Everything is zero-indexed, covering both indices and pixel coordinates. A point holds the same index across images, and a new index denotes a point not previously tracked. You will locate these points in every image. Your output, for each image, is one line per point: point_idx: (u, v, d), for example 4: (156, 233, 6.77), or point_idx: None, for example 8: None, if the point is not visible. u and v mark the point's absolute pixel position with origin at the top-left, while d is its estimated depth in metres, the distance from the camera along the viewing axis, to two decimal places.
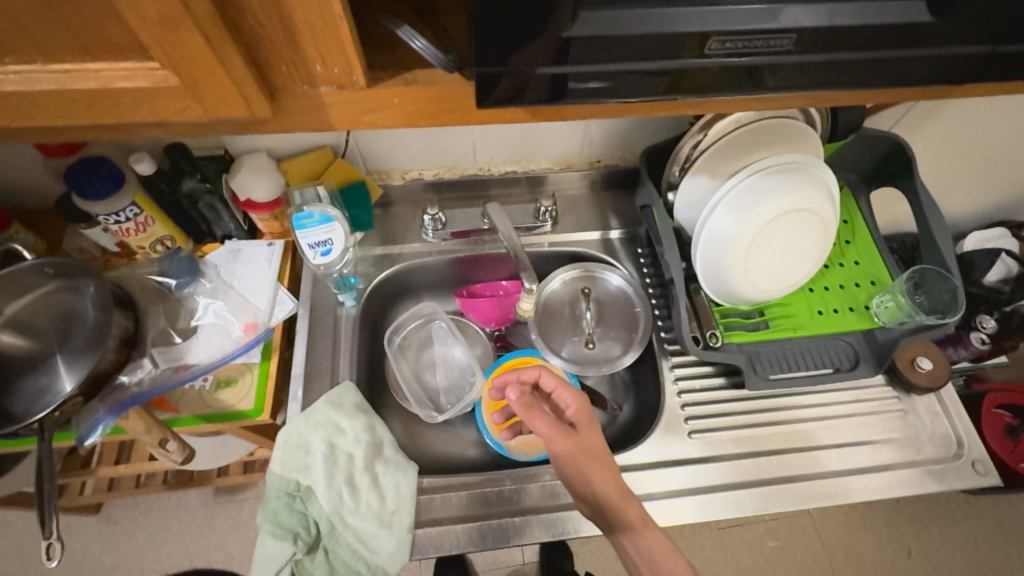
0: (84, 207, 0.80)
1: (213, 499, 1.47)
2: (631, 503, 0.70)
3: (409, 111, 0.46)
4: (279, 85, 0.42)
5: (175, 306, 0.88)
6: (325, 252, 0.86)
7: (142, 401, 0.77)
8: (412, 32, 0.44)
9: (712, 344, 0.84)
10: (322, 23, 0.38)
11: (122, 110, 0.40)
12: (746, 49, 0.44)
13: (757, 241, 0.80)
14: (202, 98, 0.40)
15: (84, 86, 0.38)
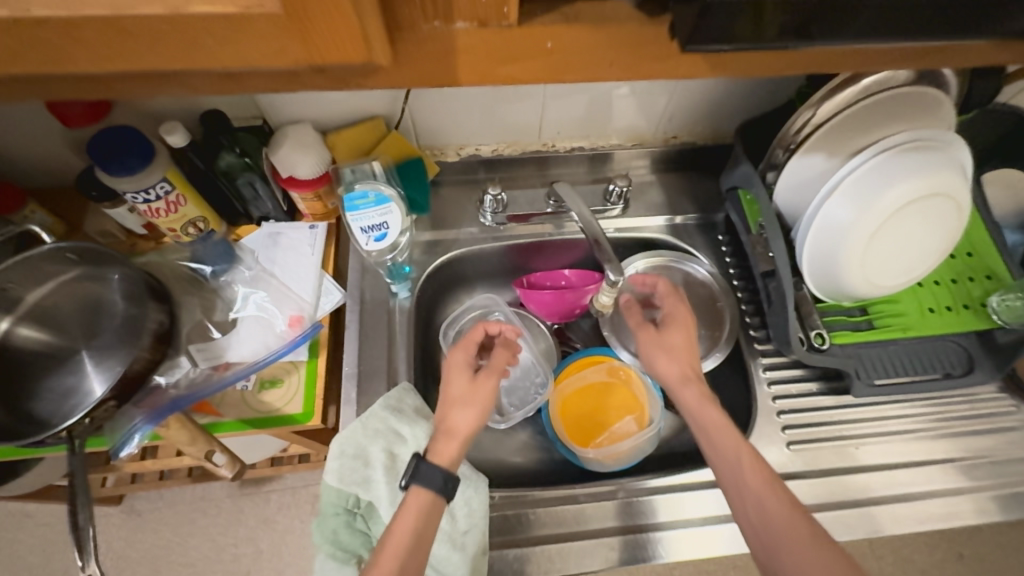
0: (109, 184, 0.70)
1: (239, 491, 1.40)
2: (692, 385, 0.72)
3: (551, 67, 0.42)
4: (402, 22, 0.38)
5: (210, 296, 0.79)
6: (381, 237, 0.77)
7: (182, 406, 0.68)
8: None
9: (817, 346, 0.75)
10: None
11: (200, 47, 0.35)
12: None
13: (882, 230, 0.70)
14: (307, 30, 0.34)
15: (148, 11, 0.33)
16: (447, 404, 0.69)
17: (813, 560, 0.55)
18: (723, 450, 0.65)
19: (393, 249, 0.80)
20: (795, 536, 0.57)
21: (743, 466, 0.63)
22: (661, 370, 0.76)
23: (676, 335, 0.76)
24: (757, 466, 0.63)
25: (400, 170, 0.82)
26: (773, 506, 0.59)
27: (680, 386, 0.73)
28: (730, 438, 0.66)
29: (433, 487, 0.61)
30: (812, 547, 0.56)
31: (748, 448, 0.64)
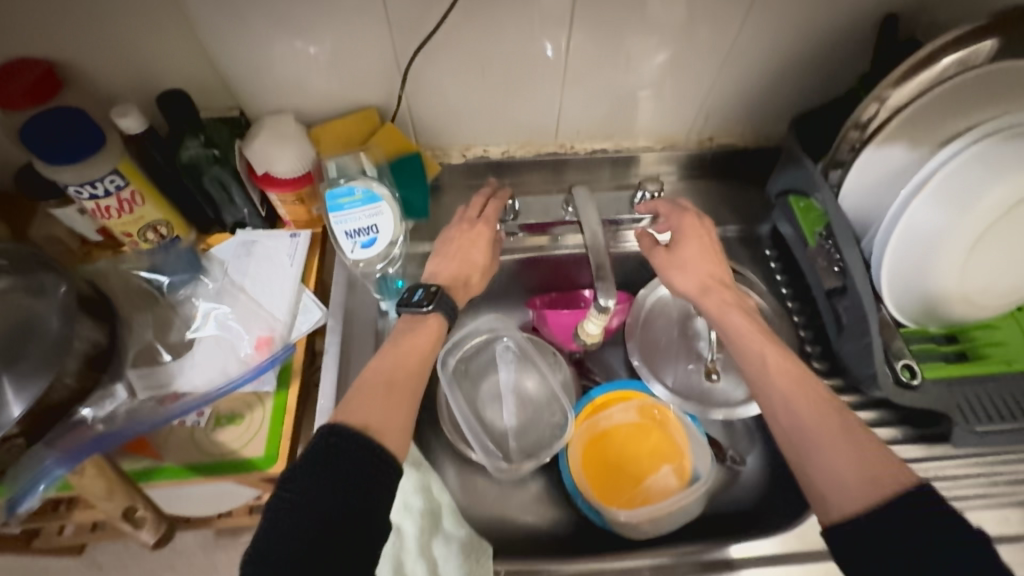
0: (48, 175, 0.59)
1: (213, 543, 1.16)
2: (717, 291, 0.60)
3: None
4: None
5: (167, 313, 0.67)
6: (368, 241, 0.64)
7: (107, 446, 0.56)
8: None
9: (907, 381, 0.60)
10: None
11: None
12: None
13: (986, 235, 0.56)
14: None
15: None
16: (456, 269, 0.66)
17: (860, 450, 0.45)
18: (747, 356, 0.54)
19: (387, 257, 0.67)
20: (831, 424, 0.47)
21: (768, 362, 0.53)
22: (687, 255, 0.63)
23: (691, 250, 0.63)
24: (785, 360, 0.53)
25: (395, 167, 0.71)
26: (806, 404, 0.49)
27: (710, 294, 0.60)
28: (748, 329, 0.56)
29: (449, 316, 0.61)
30: (854, 438, 0.46)
31: (775, 351, 0.53)
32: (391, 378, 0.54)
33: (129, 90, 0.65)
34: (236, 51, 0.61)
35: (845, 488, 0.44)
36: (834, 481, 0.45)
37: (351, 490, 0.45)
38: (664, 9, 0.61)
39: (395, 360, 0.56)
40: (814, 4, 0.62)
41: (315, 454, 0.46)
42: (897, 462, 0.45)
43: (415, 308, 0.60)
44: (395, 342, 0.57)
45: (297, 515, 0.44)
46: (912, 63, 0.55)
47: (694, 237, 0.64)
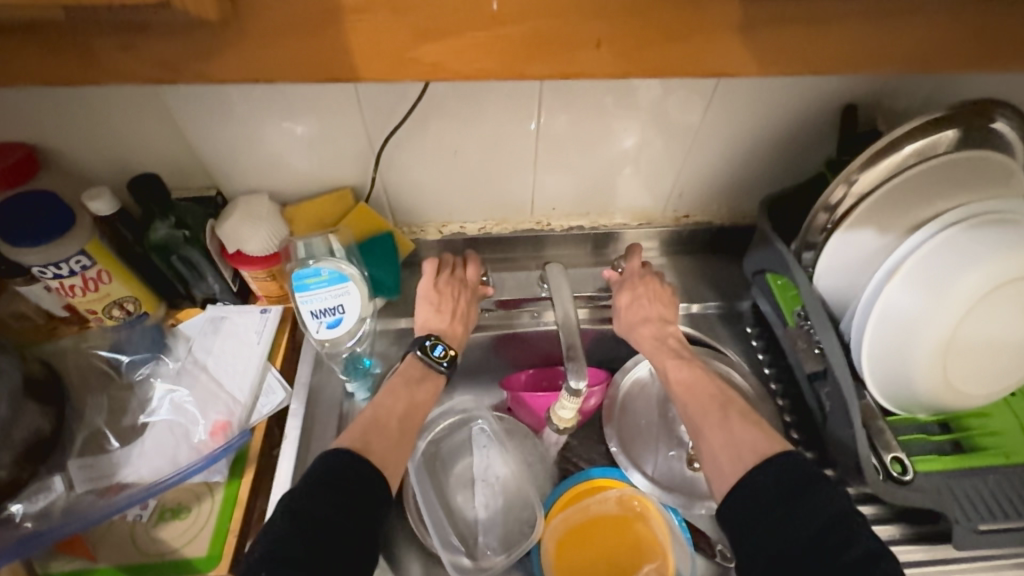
0: (14, 257, 0.59)
1: None
2: (645, 329, 0.68)
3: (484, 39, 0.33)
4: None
5: (123, 396, 0.64)
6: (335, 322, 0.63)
7: (30, 549, 0.51)
8: None
9: (898, 476, 0.57)
10: None
11: None
12: None
13: (964, 324, 0.55)
14: None
15: None
16: (451, 318, 0.69)
17: (729, 431, 0.55)
18: (678, 386, 0.62)
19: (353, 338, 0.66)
20: (711, 419, 0.57)
21: (671, 379, 0.63)
22: (631, 311, 0.70)
23: (632, 294, 0.71)
24: (687, 378, 0.62)
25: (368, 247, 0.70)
26: (694, 406, 0.59)
27: (639, 328, 0.69)
28: (655, 351, 0.66)
29: (448, 370, 0.64)
30: (731, 428, 0.55)
31: (684, 380, 0.62)
32: (400, 422, 0.58)
33: (108, 172, 0.66)
34: (213, 135, 0.63)
35: (722, 474, 0.52)
36: (711, 465, 0.54)
37: (355, 501, 0.48)
38: (629, 97, 0.63)
39: (409, 402, 0.60)
40: (773, 95, 0.64)
41: (324, 470, 0.49)
42: (772, 438, 0.53)
43: (432, 364, 0.64)
44: (406, 390, 0.61)
45: (305, 521, 0.45)
46: (876, 151, 0.56)
47: (640, 284, 0.71)
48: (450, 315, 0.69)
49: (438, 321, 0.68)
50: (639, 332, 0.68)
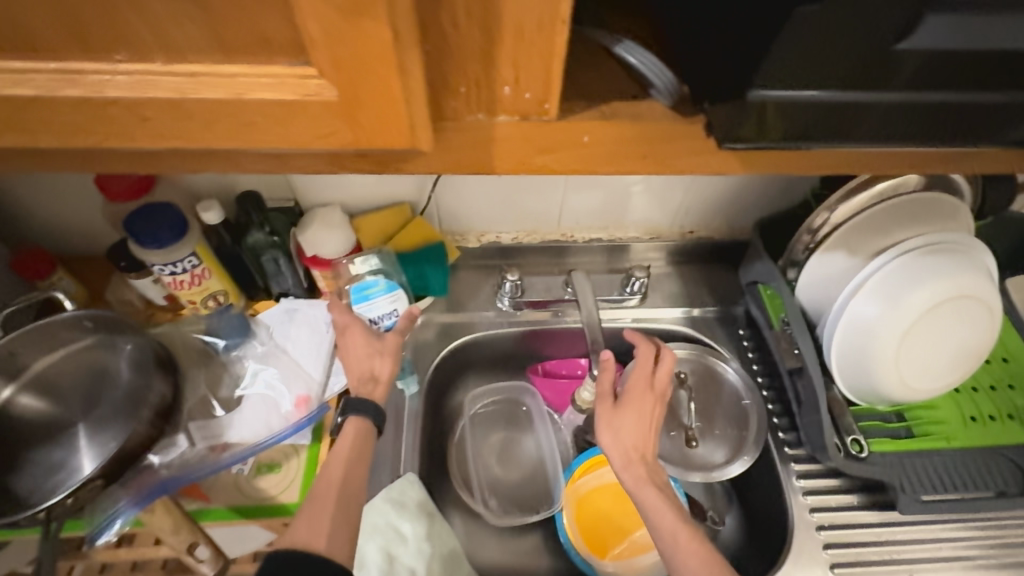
0: (140, 256, 0.72)
1: None
2: (637, 465, 0.65)
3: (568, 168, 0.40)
4: (450, 112, 0.33)
5: (218, 371, 0.77)
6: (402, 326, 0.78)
7: (172, 489, 0.64)
8: (632, 48, 0.38)
9: (856, 454, 0.70)
10: (538, 28, 0.28)
11: (249, 128, 0.31)
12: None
13: (912, 331, 0.67)
14: (361, 123, 0.31)
15: (214, 93, 0.30)
16: (369, 355, 0.70)
17: None
18: (666, 532, 0.61)
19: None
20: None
21: (662, 523, 0.62)
22: (623, 442, 0.67)
23: (630, 410, 0.70)
24: (683, 526, 0.61)
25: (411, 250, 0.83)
26: (692, 558, 0.59)
27: (627, 460, 0.66)
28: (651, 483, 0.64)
29: (365, 417, 0.66)
30: None
31: (687, 528, 0.61)
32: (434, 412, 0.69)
33: (208, 185, 0.79)
34: None
35: None
36: None
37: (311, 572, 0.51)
38: None
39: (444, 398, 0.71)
40: None
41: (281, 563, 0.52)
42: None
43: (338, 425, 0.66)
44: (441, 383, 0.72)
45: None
46: (850, 188, 0.68)
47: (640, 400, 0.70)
48: (361, 354, 0.70)
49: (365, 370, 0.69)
50: (636, 459, 0.66)
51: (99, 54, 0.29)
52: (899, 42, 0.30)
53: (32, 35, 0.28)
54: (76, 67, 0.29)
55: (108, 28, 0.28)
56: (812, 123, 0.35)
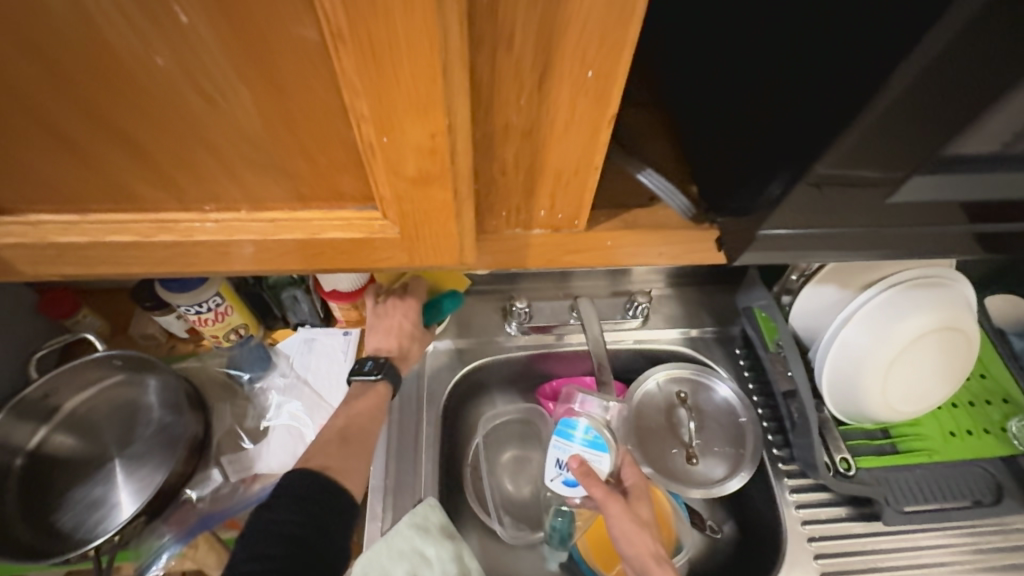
0: (167, 298, 0.75)
1: None
2: (662, 566, 0.70)
3: (589, 252, 0.45)
4: (491, 227, 0.43)
5: (243, 404, 0.81)
6: (561, 475, 0.79)
7: (212, 524, 0.69)
8: (652, 174, 0.47)
9: (844, 472, 0.75)
10: (574, 172, 0.37)
11: (328, 256, 0.41)
12: (984, 209, 0.41)
13: (898, 360, 0.72)
14: (415, 249, 0.40)
15: (287, 234, 0.40)
16: (375, 331, 0.81)
17: None
18: None
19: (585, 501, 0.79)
20: None
21: None
22: (634, 542, 0.72)
23: (641, 509, 0.75)
24: None
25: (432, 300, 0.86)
26: None
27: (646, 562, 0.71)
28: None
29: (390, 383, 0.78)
30: None
31: None
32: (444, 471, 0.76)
33: None
34: None
35: None
36: None
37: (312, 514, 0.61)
38: None
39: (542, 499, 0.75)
40: None
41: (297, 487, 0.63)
42: None
43: (367, 377, 0.77)
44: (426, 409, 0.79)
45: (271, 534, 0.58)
46: None
47: (644, 500, 0.76)
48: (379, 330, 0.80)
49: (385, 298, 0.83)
50: (649, 563, 0.71)
51: (195, 208, 0.39)
52: (884, 196, 0.38)
53: (140, 199, 0.38)
54: (173, 219, 0.39)
55: (203, 188, 0.38)
56: (808, 219, 0.40)
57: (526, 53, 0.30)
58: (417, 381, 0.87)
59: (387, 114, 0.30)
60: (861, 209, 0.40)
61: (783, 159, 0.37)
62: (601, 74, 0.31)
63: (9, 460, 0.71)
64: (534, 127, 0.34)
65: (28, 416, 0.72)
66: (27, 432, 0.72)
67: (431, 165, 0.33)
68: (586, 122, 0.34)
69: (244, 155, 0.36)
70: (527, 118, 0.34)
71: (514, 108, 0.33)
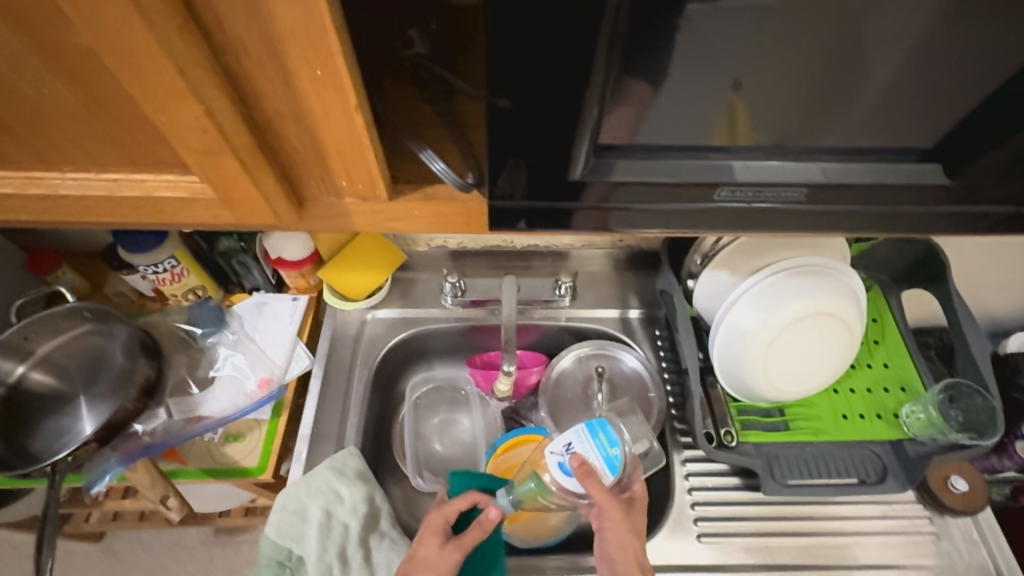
0: (128, 259, 0.85)
1: (215, 521, 1.36)
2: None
3: (431, 219, 0.52)
4: (309, 195, 0.49)
5: (197, 355, 0.91)
6: (560, 457, 0.70)
7: (152, 452, 0.81)
8: (433, 156, 0.49)
9: (726, 443, 0.81)
10: (352, 150, 0.43)
11: (163, 213, 0.47)
12: (758, 198, 0.50)
13: (778, 338, 0.78)
14: (235, 209, 0.46)
15: (129, 192, 0.45)
16: (411, 565, 0.70)
17: None
18: None
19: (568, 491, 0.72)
20: None
21: None
22: (615, 550, 0.70)
23: (633, 520, 0.71)
24: None
25: (458, 479, 0.81)
26: None
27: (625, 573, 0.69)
28: None
29: None
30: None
31: None
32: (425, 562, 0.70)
33: None
34: None
35: None
36: None
37: None
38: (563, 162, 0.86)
39: (441, 522, 0.73)
40: None
41: None
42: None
43: None
44: (440, 558, 0.70)
45: None
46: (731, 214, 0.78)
47: (638, 512, 0.73)
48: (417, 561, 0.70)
49: (417, 557, 0.71)
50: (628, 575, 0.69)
51: (53, 166, 0.45)
52: (624, 173, 0.47)
53: (12, 159, 0.44)
54: (37, 174, 0.45)
55: (62, 152, 0.44)
56: (595, 189, 0.48)
57: (262, 57, 0.35)
58: (354, 345, 0.96)
59: (152, 99, 0.35)
60: (626, 179, 0.48)
61: (553, 141, 0.44)
62: (330, 74, 0.37)
63: None
64: (302, 112, 0.40)
65: (7, 355, 0.83)
66: (8, 367, 0.84)
67: (210, 141, 0.38)
68: (338, 107, 0.39)
69: (75, 125, 0.41)
70: (291, 105, 0.39)
71: (276, 96, 0.39)
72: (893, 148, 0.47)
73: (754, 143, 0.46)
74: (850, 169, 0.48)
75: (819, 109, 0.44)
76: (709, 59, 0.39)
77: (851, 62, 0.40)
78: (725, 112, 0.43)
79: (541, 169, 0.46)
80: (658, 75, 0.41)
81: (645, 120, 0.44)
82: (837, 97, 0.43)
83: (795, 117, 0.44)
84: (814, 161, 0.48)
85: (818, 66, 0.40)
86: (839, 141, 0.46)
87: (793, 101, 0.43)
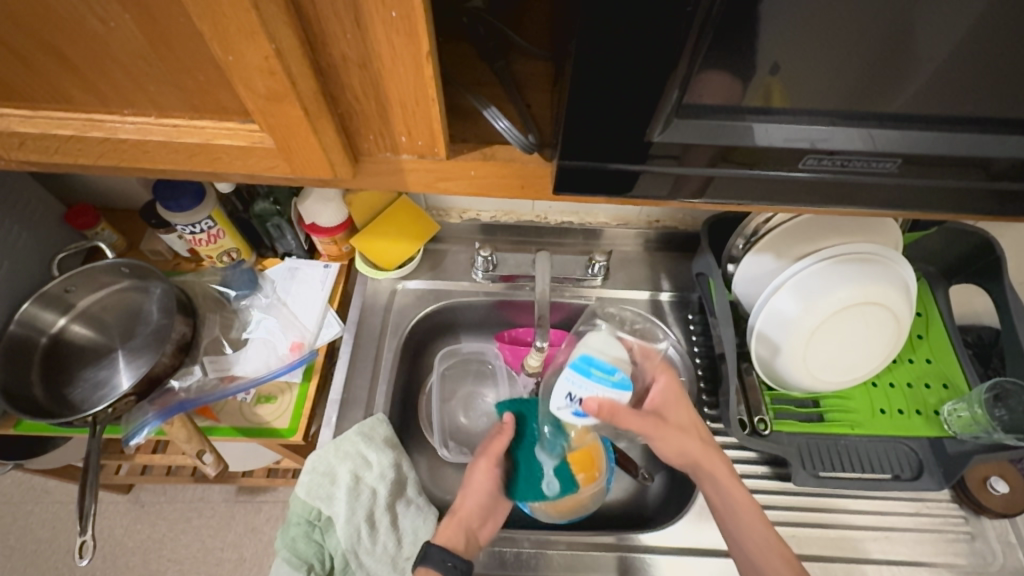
0: (167, 218, 0.85)
1: (238, 480, 1.40)
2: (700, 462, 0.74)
3: (483, 182, 0.51)
4: (365, 150, 0.48)
5: (230, 316, 0.92)
6: (572, 408, 0.70)
7: (188, 408, 0.82)
8: (497, 114, 0.48)
9: (759, 431, 0.80)
10: (416, 102, 0.42)
11: (220, 162, 0.47)
12: (844, 167, 0.47)
13: (822, 327, 0.75)
14: (293, 160, 0.45)
15: (188, 138, 0.45)
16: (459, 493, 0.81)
17: None
18: (754, 534, 0.70)
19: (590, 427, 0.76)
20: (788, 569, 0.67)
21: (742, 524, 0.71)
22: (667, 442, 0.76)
23: (678, 410, 0.78)
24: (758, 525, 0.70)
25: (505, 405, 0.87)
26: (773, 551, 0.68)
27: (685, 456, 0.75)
28: (720, 470, 0.73)
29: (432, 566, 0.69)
30: None
31: (777, 538, 0.69)
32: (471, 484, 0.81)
33: None
34: None
35: None
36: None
37: None
38: None
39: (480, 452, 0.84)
40: None
41: None
42: None
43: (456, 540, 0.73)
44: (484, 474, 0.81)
45: None
46: None
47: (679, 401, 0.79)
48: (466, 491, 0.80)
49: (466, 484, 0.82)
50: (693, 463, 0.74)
51: (115, 109, 0.45)
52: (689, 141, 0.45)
53: (74, 99, 0.44)
54: (99, 117, 0.45)
55: (124, 94, 0.43)
56: (656, 157, 0.46)
57: None
58: (384, 314, 0.96)
59: (223, 36, 0.35)
60: (691, 145, 0.45)
61: (620, 105, 0.42)
62: (403, 16, 0.35)
63: (35, 339, 0.84)
64: (369, 59, 0.39)
65: (49, 307, 0.85)
66: (50, 319, 0.85)
67: (275, 84, 0.37)
68: (406, 55, 0.38)
69: (139, 65, 0.41)
70: (359, 51, 0.38)
71: (344, 41, 0.37)
72: (979, 124, 0.44)
73: (833, 113, 0.44)
74: (929, 145, 0.45)
75: (907, 80, 0.41)
76: (800, 18, 0.37)
77: (950, 26, 0.37)
78: (803, 83, 0.41)
79: (604, 134, 0.44)
80: (741, 38, 0.38)
81: (716, 86, 0.42)
82: (930, 67, 0.40)
83: (879, 85, 0.42)
84: (893, 137, 0.45)
85: (916, 30, 0.38)
86: (922, 115, 0.44)
87: (881, 69, 0.40)
